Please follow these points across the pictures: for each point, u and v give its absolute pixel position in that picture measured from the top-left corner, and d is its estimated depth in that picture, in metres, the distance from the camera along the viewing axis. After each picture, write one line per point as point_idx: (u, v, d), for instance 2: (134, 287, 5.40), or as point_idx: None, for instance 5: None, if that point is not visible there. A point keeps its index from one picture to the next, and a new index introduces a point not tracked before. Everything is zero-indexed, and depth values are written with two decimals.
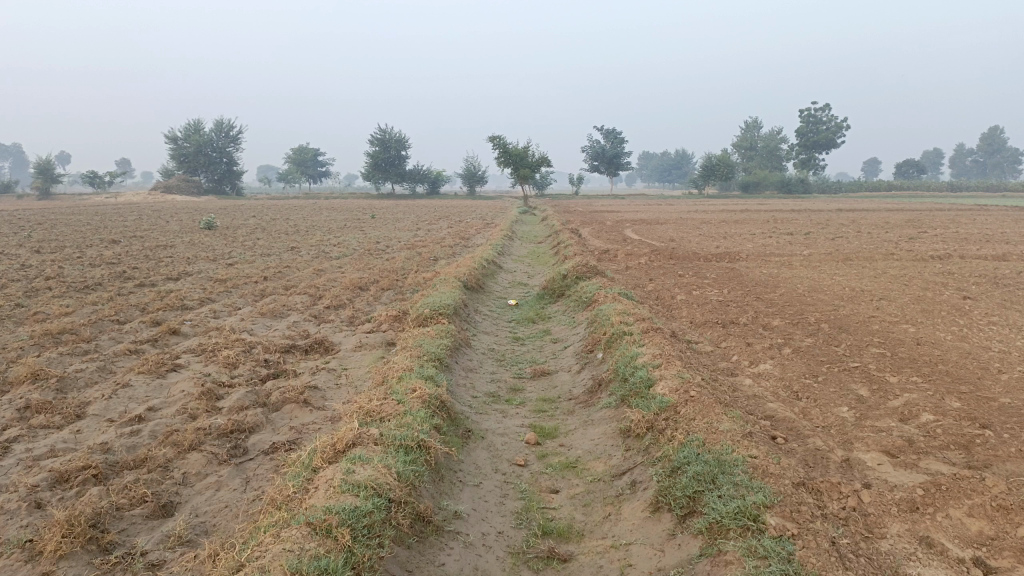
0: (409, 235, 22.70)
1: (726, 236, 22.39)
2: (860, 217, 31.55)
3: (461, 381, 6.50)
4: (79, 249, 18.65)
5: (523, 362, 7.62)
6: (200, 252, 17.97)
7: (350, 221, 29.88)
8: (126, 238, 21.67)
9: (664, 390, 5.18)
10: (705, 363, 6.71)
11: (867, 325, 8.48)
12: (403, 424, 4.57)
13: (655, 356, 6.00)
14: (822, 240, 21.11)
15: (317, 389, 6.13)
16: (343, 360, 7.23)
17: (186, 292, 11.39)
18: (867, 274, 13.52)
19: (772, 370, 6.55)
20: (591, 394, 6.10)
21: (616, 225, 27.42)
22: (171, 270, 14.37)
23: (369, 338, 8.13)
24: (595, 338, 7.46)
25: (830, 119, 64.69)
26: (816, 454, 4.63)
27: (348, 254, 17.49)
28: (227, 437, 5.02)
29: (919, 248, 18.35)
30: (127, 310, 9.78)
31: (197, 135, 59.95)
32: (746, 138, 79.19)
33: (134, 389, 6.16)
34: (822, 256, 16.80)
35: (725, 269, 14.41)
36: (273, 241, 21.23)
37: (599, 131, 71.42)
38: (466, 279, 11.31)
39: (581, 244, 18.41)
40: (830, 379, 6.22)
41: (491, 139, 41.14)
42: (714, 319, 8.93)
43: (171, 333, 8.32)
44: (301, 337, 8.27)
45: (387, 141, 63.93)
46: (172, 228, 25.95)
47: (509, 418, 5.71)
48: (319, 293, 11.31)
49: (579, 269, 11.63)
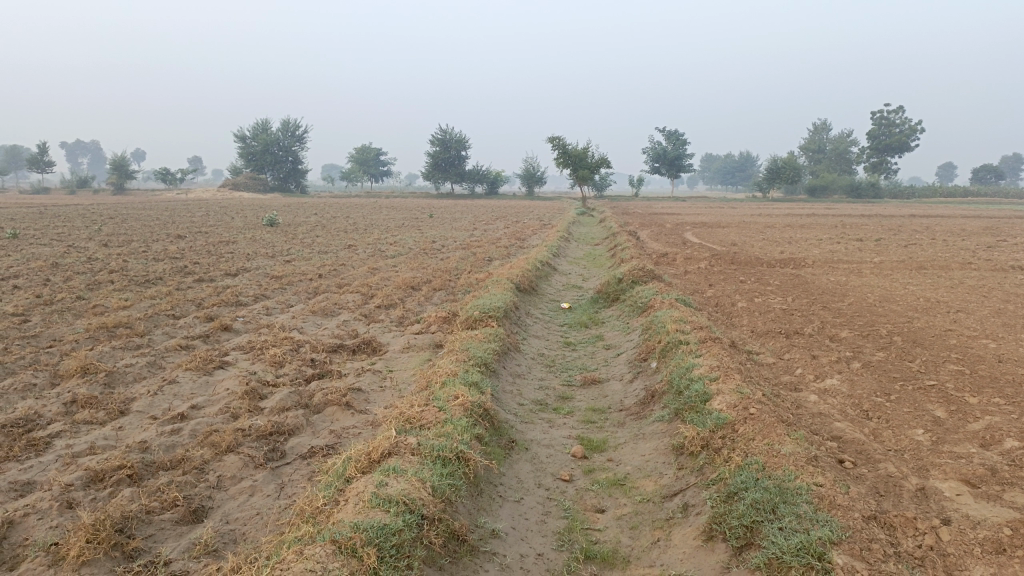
0: (465, 236, 22.63)
1: (791, 242, 21.68)
2: (933, 224, 30.23)
3: (507, 388, 6.29)
4: (145, 244, 19.11)
5: (574, 369, 7.37)
6: (260, 248, 18.20)
7: (408, 220, 29.99)
8: (190, 234, 22.12)
9: (721, 406, 4.86)
10: (766, 376, 6.35)
11: (943, 340, 7.96)
12: (443, 433, 4.37)
13: (712, 368, 5.67)
14: (893, 247, 20.24)
15: (361, 391, 5.99)
16: (390, 362, 7.09)
17: (242, 288, 11.47)
18: (942, 284, 12.82)
19: (839, 387, 6.15)
20: (642, 405, 5.81)
21: (676, 228, 26.87)
22: (230, 266, 14.56)
23: (417, 339, 7.98)
24: (649, 346, 7.16)
25: (903, 121, 62.46)
26: (887, 482, 4.27)
27: (404, 253, 17.50)
28: (266, 439, 4.90)
29: (998, 257, 17.41)
30: (182, 305, 9.86)
31: (264, 134, 61.29)
32: (813, 140, 77.11)
33: (179, 386, 6.12)
34: (893, 264, 16.05)
35: (789, 276, 13.87)
36: (331, 239, 21.40)
37: (661, 133, 70.44)
38: (519, 281, 11.10)
39: (639, 246, 18.04)
40: (903, 398, 5.80)
41: (551, 140, 40.95)
42: (776, 329, 8.52)
43: (222, 329, 8.32)
44: (349, 336, 8.17)
45: (447, 141, 64.26)
46: (236, 224, 26.43)
47: (556, 428, 5.46)
48: (371, 292, 11.24)
49: (636, 273, 11.30)
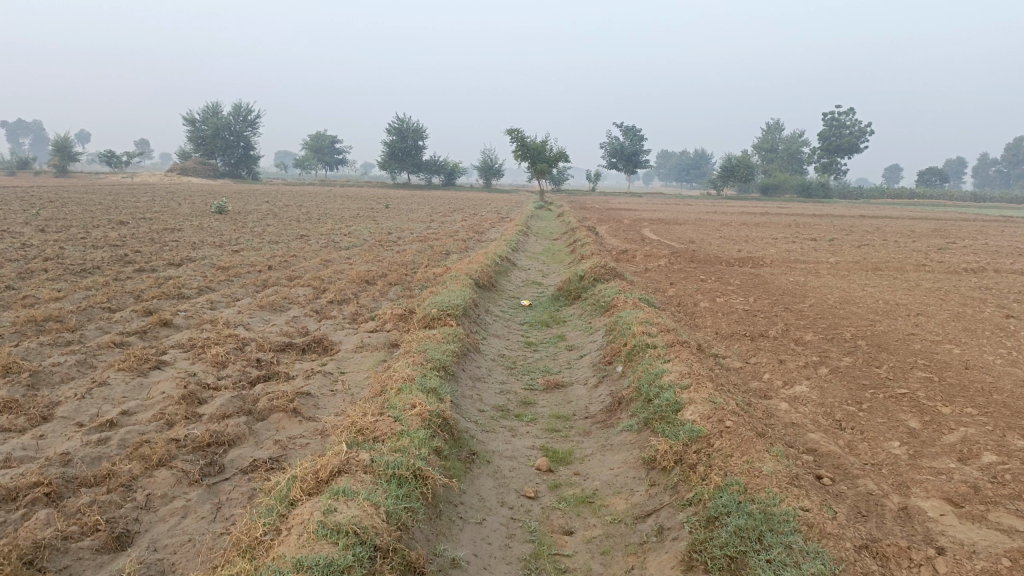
0: (422, 228, 22.19)
1: (748, 240, 21.73)
2: (883, 225, 30.71)
3: (467, 392, 5.95)
4: (84, 230, 18.23)
5: (536, 371, 7.07)
6: (207, 237, 17.50)
7: (363, 210, 29.36)
8: (133, 220, 21.23)
9: (695, 417, 4.60)
10: (736, 383, 6.13)
11: (908, 345, 7.86)
12: (398, 447, 4.02)
13: (683, 375, 5.40)
14: (848, 248, 20.42)
15: (309, 395, 5.59)
16: (341, 363, 6.69)
17: (186, 279, 10.90)
18: (899, 286, 12.86)
19: (809, 394, 5.96)
20: (609, 413, 5.53)
21: (634, 224, 26.80)
22: (174, 255, 13.91)
23: (371, 338, 7.59)
24: (615, 349, 6.89)
25: (854, 123, 63.68)
26: (869, 502, 4.06)
27: (359, 245, 17.02)
28: (203, 450, 4.49)
29: (950, 260, 17.64)
30: (119, 298, 9.28)
31: (215, 118, 59.64)
32: (767, 139, 78.21)
33: (110, 388, 5.64)
34: (849, 265, 16.12)
35: (749, 275, 13.80)
36: (283, 228, 20.75)
37: (619, 128, 70.64)
38: (477, 277, 10.78)
39: (598, 242, 17.82)
40: (876, 407, 5.63)
41: (510, 132, 40.65)
42: (741, 331, 8.33)
43: (162, 324, 7.81)
44: (299, 334, 7.73)
45: (404, 131, 63.43)
46: (183, 211, 25.49)
47: (518, 438, 5.15)
48: (323, 286, 10.78)
49: (597, 270, 11.05)
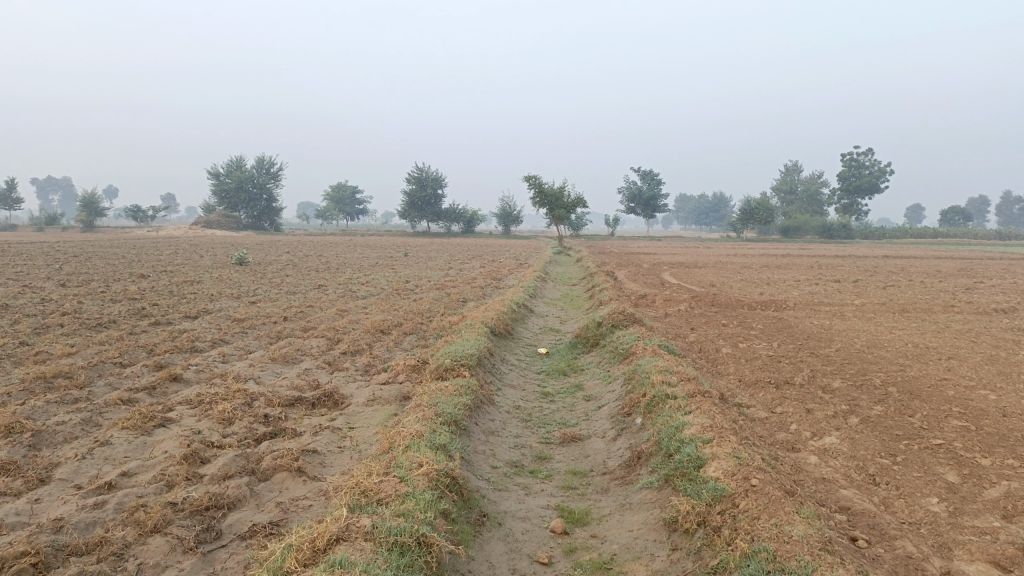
0: (440, 275, 22.12)
1: (770, 283, 21.41)
2: (908, 264, 30.27)
3: (480, 448, 5.72)
4: (105, 284, 18.34)
5: (552, 423, 6.82)
6: (225, 288, 17.51)
7: (382, 259, 29.44)
8: (154, 273, 21.36)
9: (718, 474, 4.35)
10: (761, 434, 5.85)
11: (941, 391, 7.53)
12: (403, 510, 3.80)
13: (704, 427, 5.14)
14: (872, 289, 20.04)
15: (316, 453, 5.40)
16: (351, 417, 6.50)
17: (200, 332, 10.82)
18: (928, 328, 12.49)
19: (839, 446, 5.66)
20: (628, 469, 5.28)
21: (654, 268, 26.58)
22: (191, 307, 13.89)
23: (383, 390, 7.40)
24: (634, 400, 6.63)
25: (873, 163, 63.46)
26: (908, 567, 3.76)
27: (376, 294, 16.95)
28: (201, 515, 4.29)
29: (979, 300, 17.21)
30: (131, 352, 9.19)
31: (238, 171, 60.62)
32: (786, 181, 78.07)
33: (111, 448, 5.48)
34: (874, 307, 15.77)
35: (771, 319, 13.50)
36: (301, 278, 20.78)
37: (637, 173, 70.93)
38: (493, 325, 10.60)
39: (617, 287, 17.64)
40: (911, 459, 5.33)
41: (528, 179, 40.89)
42: (765, 378, 8.05)
43: (171, 379, 7.67)
44: (310, 387, 7.56)
45: (424, 180, 64.05)
46: (204, 263, 25.67)
47: (533, 497, 4.90)
48: (338, 336, 10.64)
49: (615, 317, 10.83)
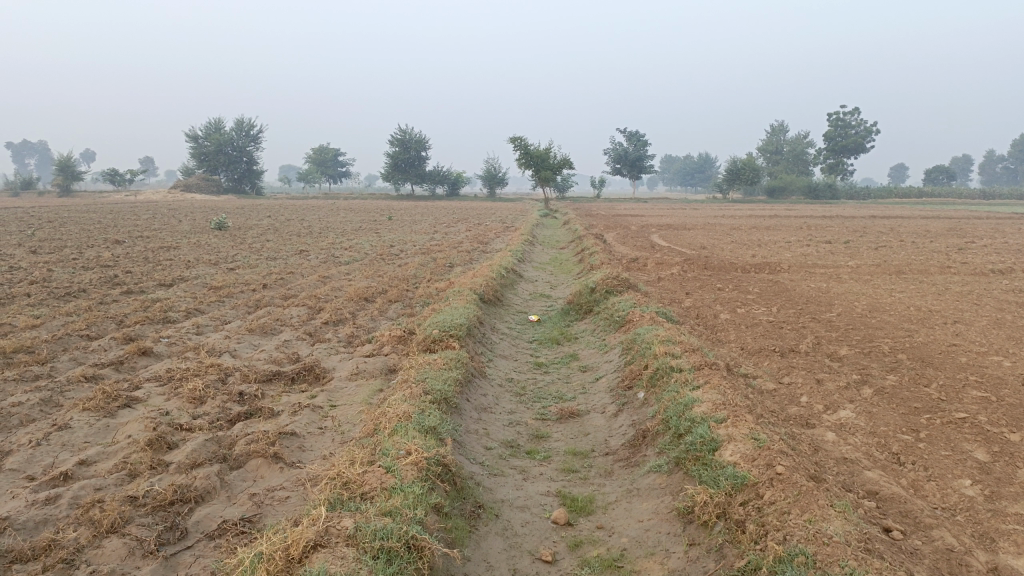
0: (425, 239, 21.60)
1: (761, 244, 21.05)
2: (898, 225, 29.94)
3: (472, 427, 5.31)
4: (78, 250, 17.67)
5: (549, 397, 6.42)
6: (203, 255, 16.91)
7: (366, 223, 28.86)
8: (130, 239, 20.67)
9: (736, 458, 3.96)
10: (773, 408, 5.48)
11: (954, 358, 7.18)
12: (388, 507, 3.38)
13: (716, 404, 4.73)
14: (865, 250, 19.71)
15: (294, 436, 4.97)
16: (333, 395, 6.06)
17: (175, 301, 10.30)
18: (928, 291, 12.15)
19: (857, 422, 5.30)
20: (633, 450, 4.90)
21: (642, 230, 26.11)
22: (166, 275, 13.31)
23: (368, 363, 6.96)
24: (635, 373, 6.24)
25: (860, 123, 63.05)
26: (950, 562, 3.40)
27: (359, 259, 16.41)
28: (166, 511, 3.86)
29: (973, 260, 16.91)
30: (99, 324, 8.67)
31: (218, 133, 59.22)
32: (772, 141, 77.49)
33: (70, 433, 5.01)
34: (870, 269, 15.43)
35: (767, 282, 13.15)
36: (282, 243, 20.17)
37: (624, 133, 70.20)
38: (482, 291, 10.16)
39: (607, 251, 17.20)
40: (936, 436, 4.97)
41: (513, 140, 40.15)
42: (769, 346, 7.66)
43: (140, 353, 7.18)
44: (289, 361, 7.10)
45: (407, 142, 62.87)
46: (182, 228, 24.92)
47: (531, 482, 4.51)
48: (319, 305, 10.16)
49: (610, 282, 10.40)
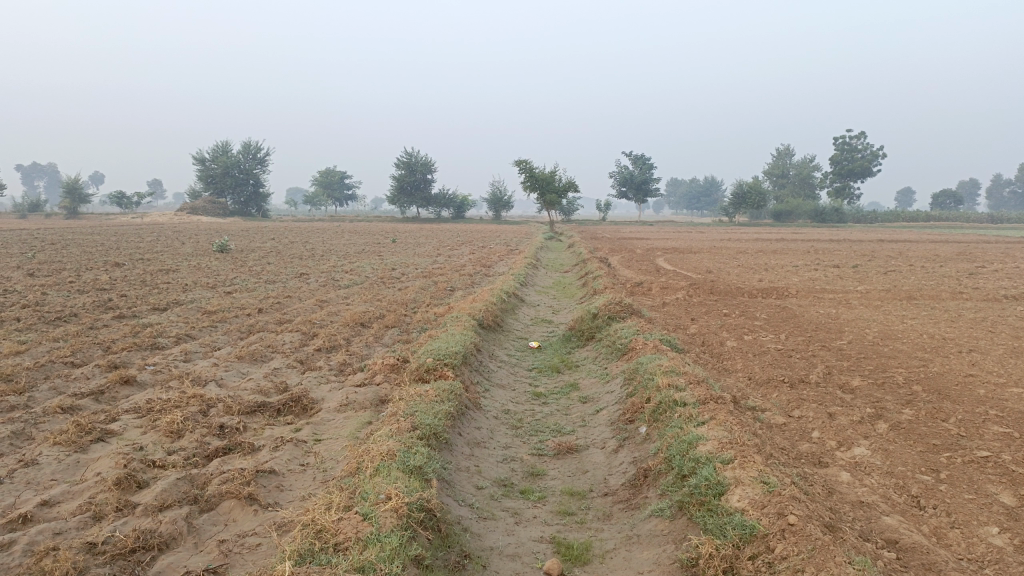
0: (428, 263, 21.38)
1: (768, 268, 20.74)
2: (905, 249, 29.62)
3: (462, 464, 5.01)
4: (76, 273, 17.49)
5: (546, 430, 6.12)
6: (201, 278, 16.69)
7: (370, 246, 28.69)
8: (130, 262, 20.48)
9: (744, 505, 3.65)
10: (782, 446, 5.16)
11: (972, 390, 6.86)
12: (362, 562, 3.09)
13: (721, 442, 4.42)
14: (874, 274, 19.38)
15: (272, 475, 4.67)
16: (319, 428, 5.76)
17: (166, 327, 10.05)
18: (940, 317, 11.81)
19: (872, 460, 4.98)
20: (634, 491, 4.59)
21: (648, 254, 25.87)
22: (161, 299, 13.07)
23: (358, 394, 6.66)
24: (637, 405, 5.94)
25: (866, 147, 62.96)
26: None
27: (360, 283, 16.17)
28: (126, 559, 3.56)
29: (985, 286, 16.56)
30: (85, 351, 8.40)
31: (224, 156, 59.39)
32: (778, 164, 77.37)
33: (36, 469, 4.72)
34: (880, 294, 15.11)
35: (774, 307, 12.84)
36: (283, 266, 19.97)
37: (629, 157, 70.25)
38: (481, 316, 9.88)
39: (611, 275, 16.94)
40: (958, 476, 4.65)
41: (518, 164, 40.10)
42: (777, 376, 7.35)
43: (122, 382, 6.90)
44: (277, 390, 6.82)
45: (413, 165, 62.95)
46: (184, 250, 24.78)
47: (524, 526, 4.19)
48: (314, 330, 9.89)
49: (612, 307, 10.11)
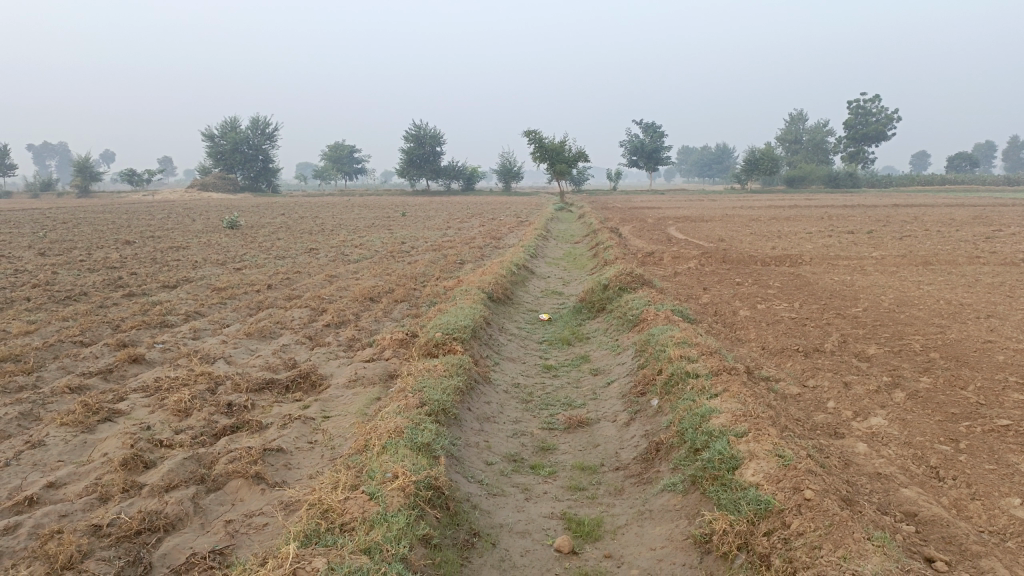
0: (438, 235, 21.29)
1: (781, 236, 20.51)
2: (920, 213, 29.24)
3: (472, 440, 4.94)
4: (87, 252, 17.50)
5: (557, 403, 6.04)
6: (211, 254, 16.67)
7: (380, 219, 28.61)
8: (140, 239, 20.48)
9: (759, 479, 3.56)
10: (797, 417, 5.06)
11: (991, 356, 6.72)
12: (368, 544, 3.03)
13: (735, 415, 4.33)
14: (889, 240, 19.12)
15: (280, 453, 4.62)
16: (327, 404, 5.71)
17: (176, 304, 10.02)
18: (957, 283, 11.63)
19: (889, 431, 4.88)
20: (646, 465, 4.51)
21: (659, 223, 25.66)
22: (171, 276, 13.05)
23: (367, 369, 6.61)
24: (648, 378, 5.85)
25: (880, 111, 62.01)
26: None
27: (369, 257, 16.10)
28: (131, 542, 3.53)
29: (1002, 250, 16.30)
30: (94, 329, 8.39)
31: (233, 132, 59.21)
32: (790, 130, 76.40)
33: (44, 451, 4.70)
34: (895, 260, 14.90)
35: (788, 275, 12.68)
36: (293, 242, 19.92)
37: (640, 125, 69.55)
38: (490, 289, 9.79)
39: (622, 245, 16.78)
40: (978, 445, 4.54)
41: (527, 134, 39.76)
42: (792, 346, 7.23)
43: (130, 361, 6.87)
44: (285, 367, 6.78)
45: (422, 137, 62.58)
46: (194, 227, 24.78)
47: (534, 502, 4.13)
48: (323, 306, 9.84)
49: (623, 278, 9.99)
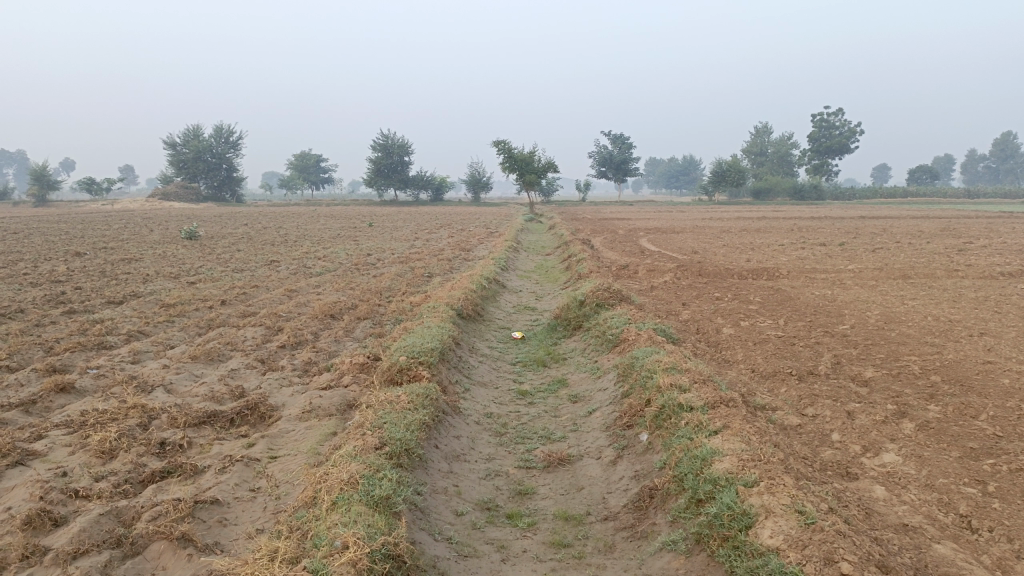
0: (405, 247, 20.60)
1: (755, 247, 20.18)
2: (889, 225, 29.25)
3: (439, 486, 4.33)
4: (32, 264, 16.53)
5: (534, 436, 5.46)
6: (164, 267, 15.81)
7: (344, 230, 27.85)
8: (91, 251, 19.49)
9: (779, 543, 3.02)
10: (803, 455, 4.54)
11: (997, 380, 6.28)
12: None
13: (741, 460, 3.78)
14: (863, 252, 18.87)
15: (215, 506, 3.98)
16: (276, 442, 5.06)
17: (119, 323, 9.24)
18: (940, 297, 11.27)
19: (907, 470, 4.37)
20: (639, 516, 3.95)
21: (630, 234, 25.23)
22: (118, 291, 12.21)
23: (323, 398, 5.96)
24: (637, 410, 5.29)
25: (844, 123, 62.69)
26: None
27: (332, 270, 15.39)
28: None
29: (977, 262, 16.10)
30: (23, 352, 7.60)
31: (196, 140, 57.82)
32: (757, 142, 76.96)
33: None
34: (873, 273, 14.55)
35: (768, 289, 12.27)
36: (253, 253, 19.09)
37: (608, 137, 69.46)
38: (460, 305, 9.19)
39: (595, 257, 16.27)
40: (1009, 489, 4.04)
41: (496, 143, 39.27)
42: (784, 368, 6.74)
43: (57, 391, 6.12)
44: (232, 395, 6.11)
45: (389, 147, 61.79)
46: (151, 238, 23.81)
47: (512, 565, 3.53)
48: (279, 324, 9.14)
49: (600, 294, 9.44)
